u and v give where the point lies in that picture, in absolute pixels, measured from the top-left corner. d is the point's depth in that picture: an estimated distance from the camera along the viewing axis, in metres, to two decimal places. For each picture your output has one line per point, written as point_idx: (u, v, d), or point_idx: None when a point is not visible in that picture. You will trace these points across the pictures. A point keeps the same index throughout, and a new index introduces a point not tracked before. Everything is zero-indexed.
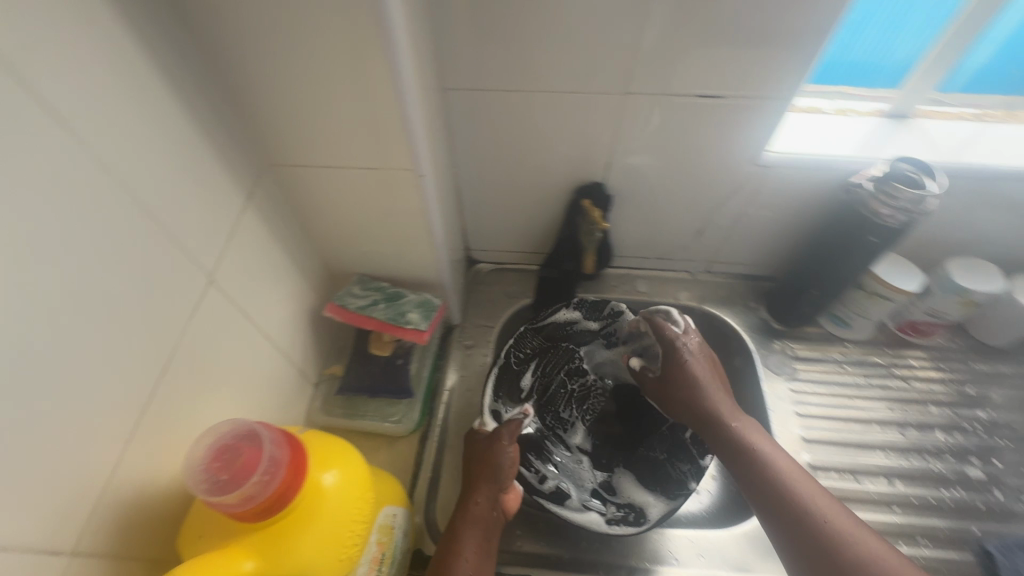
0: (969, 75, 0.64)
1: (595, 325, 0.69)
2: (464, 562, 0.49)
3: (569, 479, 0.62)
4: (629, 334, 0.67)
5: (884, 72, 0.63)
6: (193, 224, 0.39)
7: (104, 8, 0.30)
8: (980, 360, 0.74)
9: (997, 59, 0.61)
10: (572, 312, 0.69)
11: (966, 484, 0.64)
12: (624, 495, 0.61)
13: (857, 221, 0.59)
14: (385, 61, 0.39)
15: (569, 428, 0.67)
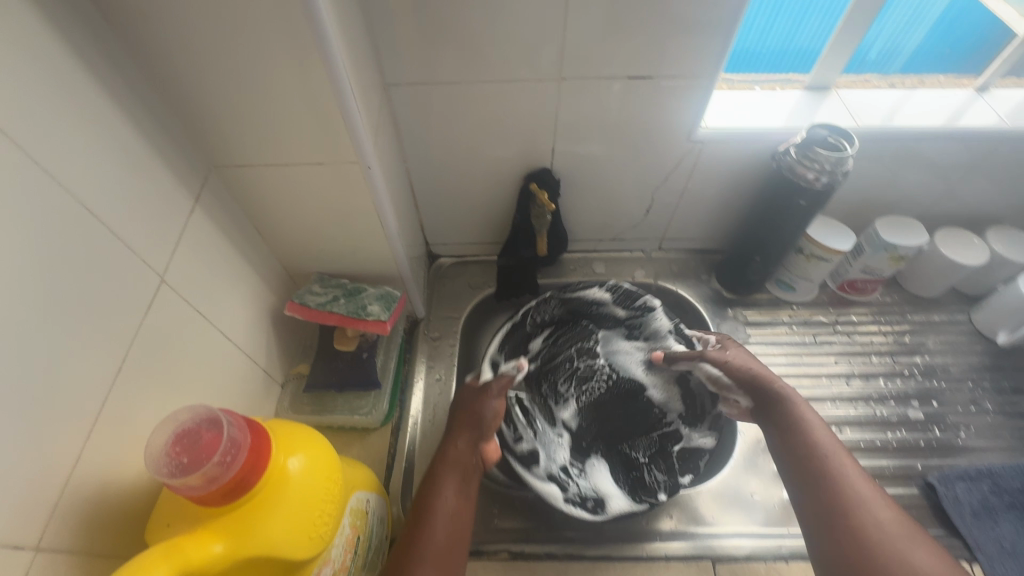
0: (909, 55, 0.70)
1: (621, 312, 0.72)
2: (444, 500, 0.47)
3: (544, 450, 0.63)
4: (653, 332, 0.70)
5: (795, 57, 0.69)
6: (142, 225, 0.40)
7: (34, 13, 0.31)
8: (914, 310, 0.79)
9: (930, 40, 0.69)
10: (603, 294, 0.73)
11: (908, 425, 0.69)
12: (592, 482, 0.61)
13: (786, 187, 0.63)
14: (321, 54, 0.40)
15: (560, 402, 0.68)
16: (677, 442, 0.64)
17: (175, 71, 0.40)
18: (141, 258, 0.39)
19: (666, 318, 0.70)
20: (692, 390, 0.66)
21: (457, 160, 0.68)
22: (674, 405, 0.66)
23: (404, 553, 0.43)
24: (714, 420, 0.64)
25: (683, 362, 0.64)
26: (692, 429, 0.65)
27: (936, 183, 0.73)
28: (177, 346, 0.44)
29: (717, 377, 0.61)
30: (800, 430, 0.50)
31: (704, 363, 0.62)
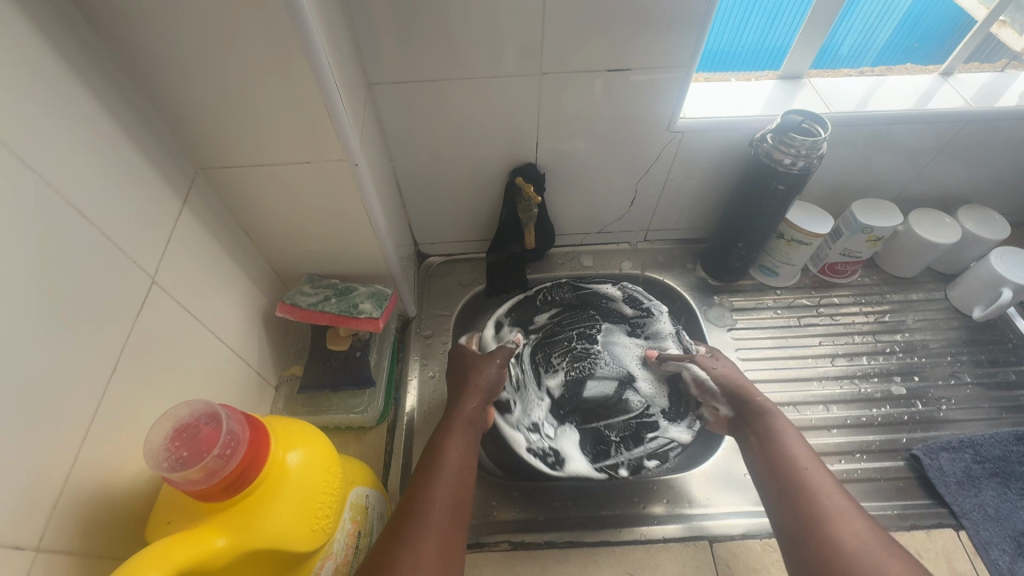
0: (879, 47, 0.72)
1: (628, 311, 0.76)
2: (452, 451, 0.51)
3: (521, 406, 0.67)
4: (653, 332, 0.74)
5: (769, 55, 0.71)
6: (131, 226, 0.40)
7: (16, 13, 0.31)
8: (893, 290, 0.82)
9: (900, 32, 0.70)
10: (615, 290, 0.77)
11: (892, 401, 0.71)
12: (557, 443, 0.64)
13: (764, 172, 0.65)
14: (304, 51, 0.40)
15: (550, 370, 0.71)
16: (651, 431, 0.66)
17: (159, 73, 0.41)
18: (131, 259, 0.39)
19: (668, 323, 0.74)
20: (681, 389, 0.68)
21: (443, 158, 0.69)
22: (659, 401, 0.68)
23: (414, 497, 0.46)
24: (694, 419, 0.66)
25: (674, 363, 0.67)
26: (671, 424, 0.66)
27: (908, 165, 0.76)
28: (171, 348, 0.44)
29: (702, 381, 0.64)
30: (778, 445, 0.53)
31: (693, 364, 0.65)
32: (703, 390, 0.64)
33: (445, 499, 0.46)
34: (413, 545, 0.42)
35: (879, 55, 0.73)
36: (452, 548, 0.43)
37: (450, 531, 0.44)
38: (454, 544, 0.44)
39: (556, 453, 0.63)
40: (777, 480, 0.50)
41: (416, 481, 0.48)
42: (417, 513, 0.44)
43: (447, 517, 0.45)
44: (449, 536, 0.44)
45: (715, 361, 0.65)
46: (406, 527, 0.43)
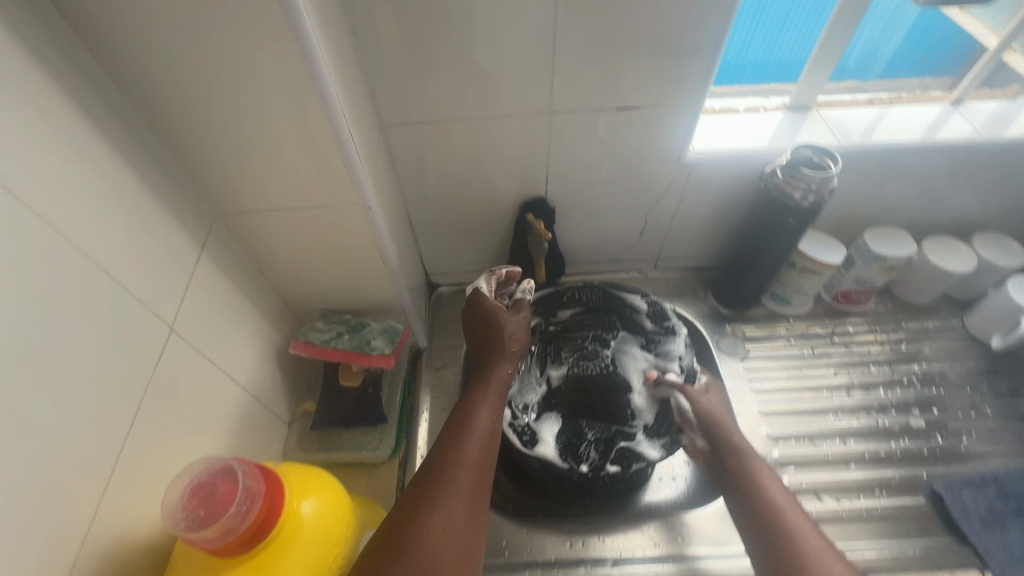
0: (887, 60, 0.73)
1: (648, 325, 0.74)
2: (481, 418, 0.53)
3: (519, 385, 0.69)
4: (665, 351, 0.71)
5: (792, 65, 0.71)
6: (152, 277, 0.41)
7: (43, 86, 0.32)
8: (909, 319, 0.80)
9: (907, 44, 0.72)
10: (640, 302, 0.75)
11: (911, 434, 0.70)
12: (538, 426, 0.66)
13: (775, 206, 0.65)
14: (320, 105, 0.42)
15: (555, 361, 0.72)
16: (625, 440, 0.64)
17: (181, 126, 0.42)
18: (151, 309, 0.40)
19: (683, 347, 0.71)
20: (670, 410, 0.67)
21: (454, 193, 0.70)
22: (646, 416, 0.66)
23: (443, 458, 0.48)
24: (671, 441, 0.64)
25: (666, 388, 0.67)
26: (647, 439, 0.64)
27: (920, 193, 0.75)
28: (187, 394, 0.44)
29: (685, 411, 0.65)
30: (759, 490, 0.55)
31: (680, 394, 0.65)
32: (685, 419, 0.65)
33: (474, 462, 0.48)
34: (445, 505, 0.44)
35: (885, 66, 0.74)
36: (478, 511, 0.45)
37: (476, 494, 0.46)
38: (479, 507, 0.46)
39: (532, 434, 0.65)
40: (758, 527, 0.52)
41: (447, 442, 0.50)
42: (449, 473, 0.46)
43: (475, 480, 0.47)
44: (475, 501, 0.46)
45: (704, 395, 0.64)
46: (437, 487, 0.45)
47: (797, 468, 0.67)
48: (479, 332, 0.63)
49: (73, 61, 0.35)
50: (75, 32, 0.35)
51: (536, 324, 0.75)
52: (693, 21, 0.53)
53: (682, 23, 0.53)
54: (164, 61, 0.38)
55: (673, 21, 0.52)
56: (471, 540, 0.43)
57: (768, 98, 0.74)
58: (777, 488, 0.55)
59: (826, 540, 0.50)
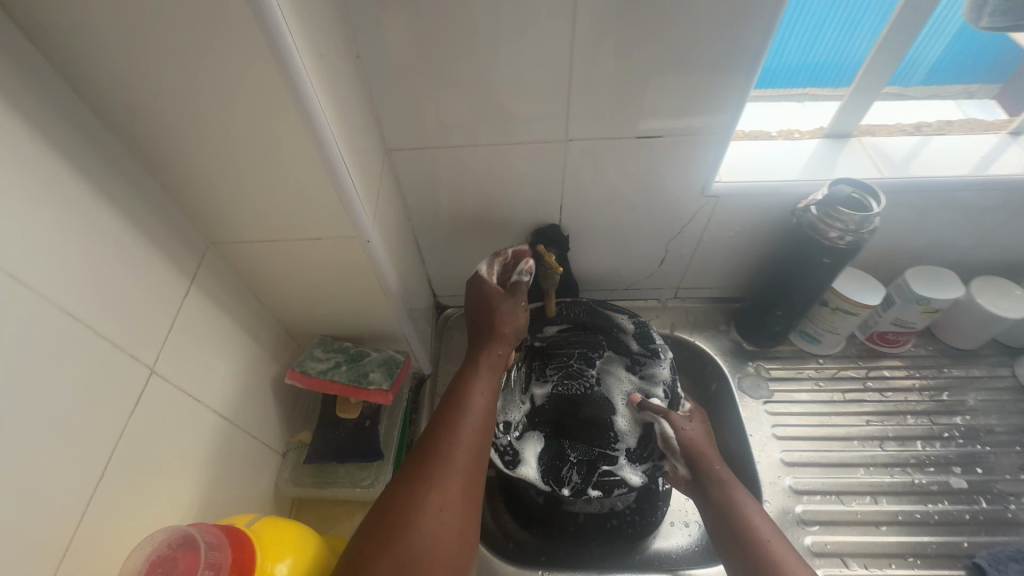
0: (929, 68, 0.64)
1: (634, 346, 0.71)
2: (475, 402, 0.54)
3: (502, 402, 0.68)
4: (652, 375, 0.69)
5: (842, 73, 0.62)
6: (132, 318, 0.39)
7: (13, 128, 0.30)
8: (953, 365, 0.74)
9: (952, 51, 0.62)
10: (628, 322, 0.71)
11: (951, 496, 0.64)
12: (520, 446, 0.65)
13: (806, 244, 0.60)
14: (311, 140, 0.39)
15: (540, 380, 0.71)
16: (608, 464, 0.65)
17: (167, 158, 0.40)
18: (129, 352, 0.38)
19: (669, 371, 0.68)
20: (652, 435, 0.66)
21: (463, 218, 0.67)
22: (629, 439, 0.67)
23: (437, 442, 0.50)
24: (653, 467, 0.65)
25: (650, 413, 0.65)
26: (630, 463, 0.65)
27: (970, 229, 0.69)
28: (167, 436, 0.43)
29: (669, 438, 0.63)
30: (742, 519, 0.53)
31: (664, 420, 0.63)
32: (667, 446, 0.63)
33: (469, 446, 0.50)
34: (440, 488, 0.46)
35: (929, 74, 0.65)
36: (472, 495, 0.48)
37: (470, 477, 0.49)
38: (472, 492, 0.48)
39: (515, 454, 0.64)
40: (744, 560, 0.51)
41: (441, 425, 0.52)
42: (443, 455, 0.49)
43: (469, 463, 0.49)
44: (470, 485, 0.48)
45: (688, 423, 0.63)
46: (431, 470, 0.47)
47: (822, 527, 0.62)
48: (478, 315, 0.62)
49: (49, 97, 0.33)
50: (52, 66, 0.34)
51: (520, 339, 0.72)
52: (719, 48, 0.48)
53: (708, 49, 0.48)
54: (148, 96, 0.36)
55: (699, 47, 0.48)
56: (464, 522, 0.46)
57: (803, 104, 0.68)
58: (759, 517, 0.53)
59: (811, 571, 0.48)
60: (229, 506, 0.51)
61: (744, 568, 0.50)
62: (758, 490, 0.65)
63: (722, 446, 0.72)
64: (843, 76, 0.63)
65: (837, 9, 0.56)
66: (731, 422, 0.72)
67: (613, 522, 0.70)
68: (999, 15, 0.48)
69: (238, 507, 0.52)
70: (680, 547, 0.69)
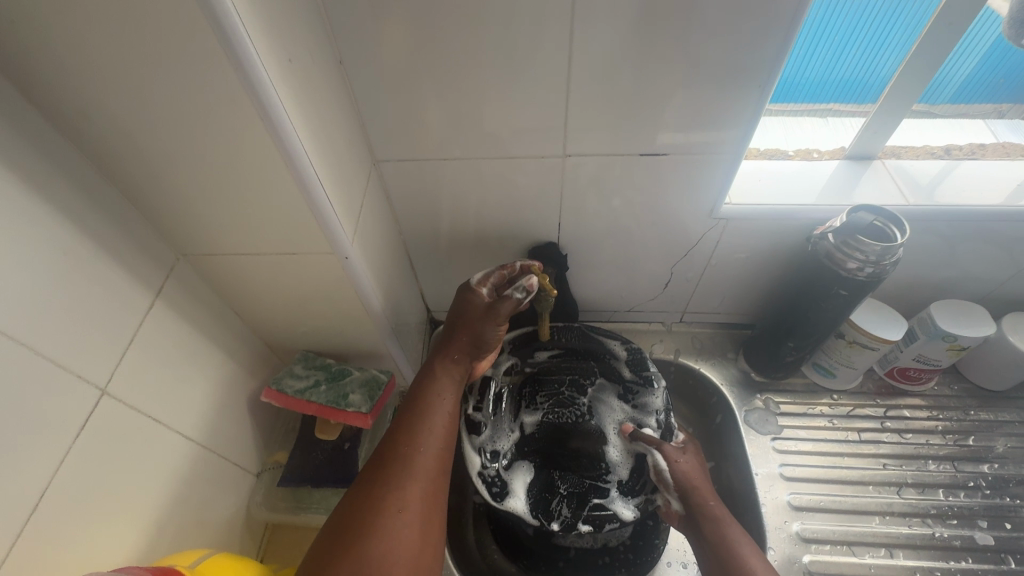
0: (957, 87, 0.59)
1: (626, 374, 0.68)
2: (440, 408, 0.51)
3: (491, 431, 0.64)
4: (647, 404, 0.66)
5: (862, 88, 0.58)
6: (83, 336, 0.36)
7: None
8: (980, 407, 0.69)
9: (981, 70, 0.57)
10: (620, 348, 0.70)
11: (976, 553, 0.58)
12: (510, 476, 0.61)
13: (822, 274, 0.56)
14: (278, 150, 0.37)
15: (530, 407, 0.67)
16: (599, 497, 0.60)
17: (129, 169, 0.38)
18: (76, 372, 0.36)
19: (663, 401, 0.66)
20: (645, 467, 0.62)
21: (456, 233, 0.64)
22: (621, 471, 0.62)
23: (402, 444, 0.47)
24: (645, 502, 0.60)
25: (642, 444, 0.61)
26: (621, 497, 0.60)
27: (1004, 262, 0.64)
28: (120, 461, 0.40)
29: (662, 471, 0.58)
30: (727, 545, 0.51)
31: (657, 452, 0.59)
32: (660, 479, 0.59)
33: (431, 451, 0.48)
34: (401, 491, 0.44)
35: (960, 91, 0.60)
36: (436, 500, 0.46)
37: (435, 481, 0.46)
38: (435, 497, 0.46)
39: (503, 485, 0.60)
40: None
41: (406, 427, 0.49)
42: (405, 457, 0.46)
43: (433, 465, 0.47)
44: (433, 488, 0.46)
45: (681, 455, 0.59)
46: (393, 474, 0.45)
47: None
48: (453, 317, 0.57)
49: None
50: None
51: (511, 364, 0.69)
52: (725, 63, 0.45)
53: (716, 64, 0.45)
54: (104, 102, 0.33)
55: (706, 61, 0.45)
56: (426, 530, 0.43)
57: (826, 119, 0.64)
58: (745, 542, 0.51)
59: None
60: (191, 532, 0.48)
61: None
62: (762, 535, 0.61)
63: (726, 484, 0.68)
64: (869, 92, 0.58)
65: (868, 20, 0.51)
66: (735, 459, 0.68)
67: (605, 559, 0.66)
68: None
69: (202, 534, 0.49)
70: None
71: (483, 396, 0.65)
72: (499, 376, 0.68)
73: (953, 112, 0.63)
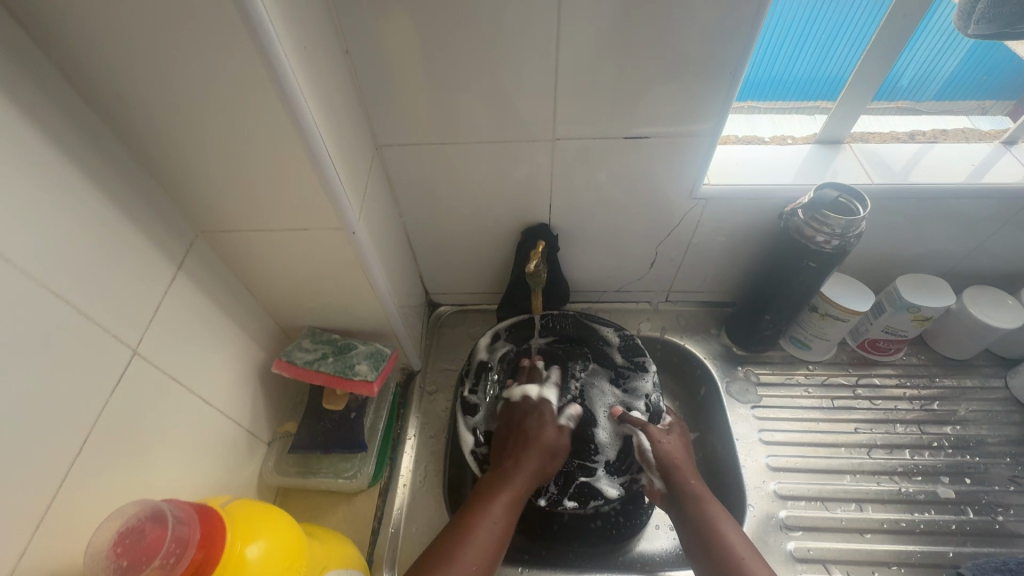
0: (942, 84, 0.65)
1: (618, 358, 0.72)
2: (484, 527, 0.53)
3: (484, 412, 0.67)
4: (636, 388, 0.69)
5: (823, 85, 0.64)
6: (115, 301, 0.40)
7: (11, 115, 0.32)
8: (944, 374, 0.74)
9: (963, 68, 0.62)
10: (613, 335, 0.74)
11: (938, 506, 0.63)
12: None
13: (795, 249, 0.60)
14: (293, 126, 0.40)
15: None
16: (584, 476, 0.63)
17: (155, 146, 0.42)
18: (112, 332, 0.40)
19: (652, 385, 0.69)
20: (631, 448, 0.64)
21: (453, 215, 0.68)
22: (608, 452, 0.65)
23: (450, 542, 0.52)
24: (630, 481, 0.63)
25: (629, 426, 0.65)
26: (607, 476, 0.63)
27: (964, 238, 0.68)
28: (149, 417, 0.44)
29: (646, 451, 0.62)
30: (711, 525, 0.54)
31: (642, 433, 0.63)
32: (644, 459, 0.62)
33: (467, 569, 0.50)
34: None
35: (943, 89, 0.65)
36: None
37: None
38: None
39: None
40: (704, 557, 0.53)
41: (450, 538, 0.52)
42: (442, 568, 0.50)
43: (475, 570, 0.50)
44: None
45: (665, 436, 0.63)
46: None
47: (805, 533, 0.62)
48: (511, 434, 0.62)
49: (40, 83, 0.34)
50: (44, 53, 0.35)
51: (506, 351, 0.73)
52: (702, 50, 0.49)
53: (692, 50, 0.49)
54: (139, 84, 0.37)
55: (684, 47, 0.49)
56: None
57: (814, 115, 0.69)
58: (726, 522, 0.55)
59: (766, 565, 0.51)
60: (212, 490, 0.51)
61: (706, 560, 0.53)
62: (742, 494, 0.65)
63: (709, 451, 0.72)
64: (828, 90, 0.64)
65: (852, 25, 0.56)
66: (717, 426, 0.72)
67: (597, 522, 0.68)
68: (985, 23, 0.47)
69: (220, 493, 0.53)
70: (665, 549, 0.67)
71: (478, 379, 0.70)
72: (493, 362, 0.71)
73: (938, 109, 0.69)
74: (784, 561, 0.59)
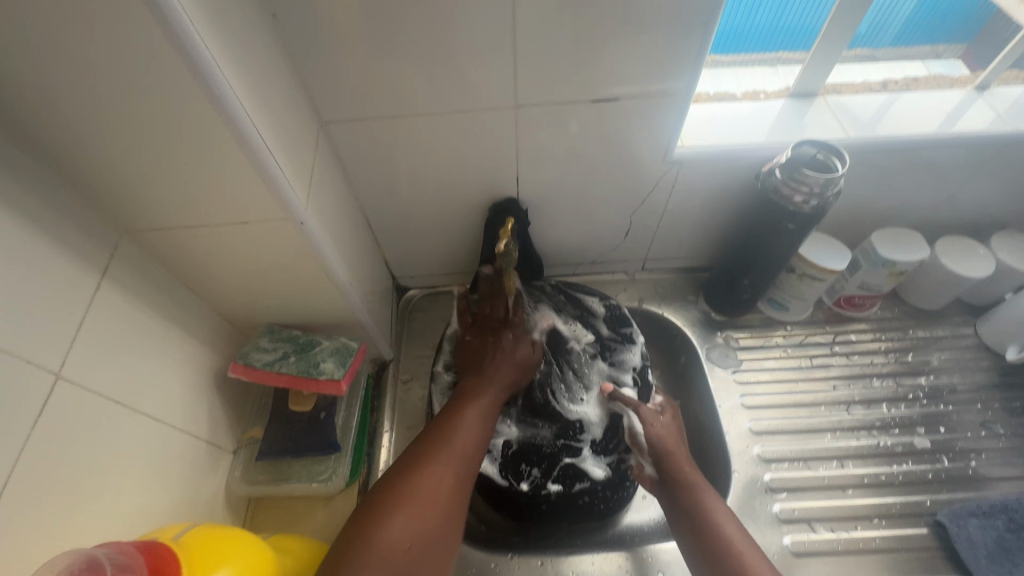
0: (898, 29, 0.63)
1: (604, 331, 0.70)
2: (468, 413, 0.53)
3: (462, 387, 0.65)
4: (623, 361, 0.68)
5: (785, 36, 0.61)
6: (29, 321, 0.35)
7: None
8: (917, 326, 0.74)
9: (919, 12, 0.61)
10: (598, 306, 0.72)
11: (915, 456, 0.64)
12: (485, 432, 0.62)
13: (773, 210, 0.58)
14: (212, 106, 0.35)
15: None
16: (570, 457, 0.62)
17: (52, 139, 0.36)
18: (26, 357, 0.35)
19: (639, 358, 0.68)
20: (619, 428, 0.63)
21: (414, 193, 0.63)
22: (595, 430, 0.63)
23: (439, 430, 0.50)
24: (617, 460, 0.61)
25: (619, 404, 0.63)
26: (593, 455, 0.62)
27: (936, 188, 0.67)
28: (88, 444, 0.39)
29: (637, 434, 0.60)
30: (704, 514, 0.50)
31: (633, 414, 0.61)
32: (634, 442, 0.60)
33: (460, 449, 0.49)
34: (422, 476, 0.45)
35: (899, 34, 0.64)
36: (454, 489, 0.46)
37: (458, 478, 0.47)
38: (468, 481, 0.48)
39: None
40: (696, 540, 0.49)
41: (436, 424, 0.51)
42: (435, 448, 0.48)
43: (467, 448, 0.50)
44: (456, 483, 0.46)
45: (657, 418, 0.60)
46: (418, 464, 0.47)
47: (790, 494, 0.62)
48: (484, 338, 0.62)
49: None
50: None
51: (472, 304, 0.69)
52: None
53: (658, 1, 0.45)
54: (16, 64, 0.31)
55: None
56: (457, 517, 0.45)
57: (777, 69, 0.66)
58: (720, 512, 0.50)
59: (761, 552, 0.47)
60: (175, 510, 0.48)
61: (698, 540, 0.49)
62: (726, 460, 0.65)
63: (693, 420, 0.71)
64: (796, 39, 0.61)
65: None
66: (698, 394, 0.72)
67: (584, 499, 0.60)
68: None
69: (185, 510, 0.49)
70: (653, 519, 0.67)
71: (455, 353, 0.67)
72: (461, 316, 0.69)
73: (896, 56, 0.67)
74: (770, 524, 0.60)
